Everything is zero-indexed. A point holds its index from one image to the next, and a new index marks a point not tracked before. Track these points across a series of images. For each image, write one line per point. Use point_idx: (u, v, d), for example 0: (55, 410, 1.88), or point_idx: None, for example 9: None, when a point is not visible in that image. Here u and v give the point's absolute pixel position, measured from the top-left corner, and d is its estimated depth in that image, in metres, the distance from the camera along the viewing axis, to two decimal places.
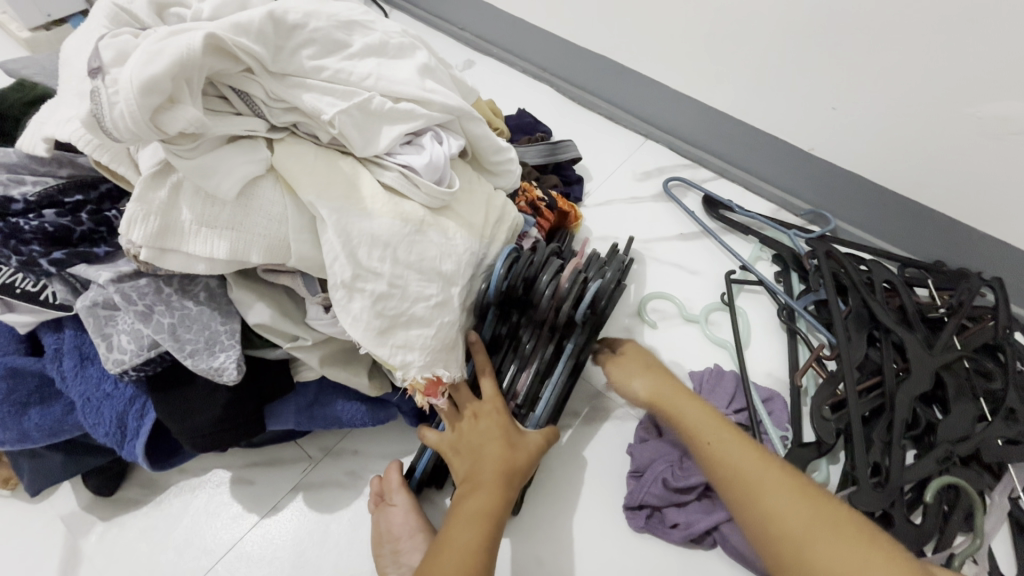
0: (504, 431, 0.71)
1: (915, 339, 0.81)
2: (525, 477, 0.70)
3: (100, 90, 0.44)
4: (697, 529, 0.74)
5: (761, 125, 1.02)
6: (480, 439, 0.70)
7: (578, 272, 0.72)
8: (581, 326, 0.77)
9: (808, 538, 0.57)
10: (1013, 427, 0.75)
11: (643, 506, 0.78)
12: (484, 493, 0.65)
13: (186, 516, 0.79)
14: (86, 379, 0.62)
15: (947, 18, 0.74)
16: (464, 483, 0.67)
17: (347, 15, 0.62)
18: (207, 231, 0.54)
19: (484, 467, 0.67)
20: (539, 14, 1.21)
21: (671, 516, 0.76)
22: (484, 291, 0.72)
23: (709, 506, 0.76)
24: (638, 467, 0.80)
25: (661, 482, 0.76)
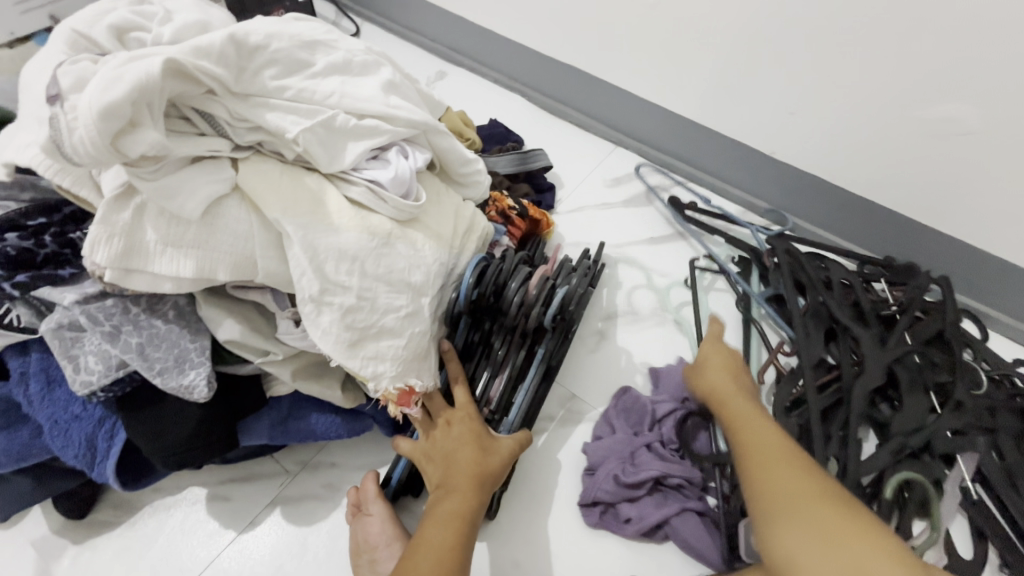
0: (476, 436, 0.73)
1: (870, 335, 0.84)
2: (498, 480, 0.72)
3: (59, 115, 0.44)
4: (649, 522, 0.76)
5: (723, 131, 1.06)
6: (453, 446, 0.72)
7: (546, 279, 0.74)
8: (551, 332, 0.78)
9: (794, 505, 0.59)
10: (961, 418, 0.78)
11: (597, 503, 0.80)
12: (457, 498, 0.67)
13: (161, 535, 0.78)
14: (53, 402, 0.62)
15: (889, 28, 0.78)
16: (438, 489, 0.69)
17: (310, 35, 0.64)
18: (173, 250, 0.54)
19: (457, 471, 0.69)
20: (507, 26, 1.23)
21: (624, 512, 0.78)
22: (454, 300, 0.74)
23: (660, 500, 0.78)
24: (592, 465, 0.83)
25: (613, 478, 0.79)
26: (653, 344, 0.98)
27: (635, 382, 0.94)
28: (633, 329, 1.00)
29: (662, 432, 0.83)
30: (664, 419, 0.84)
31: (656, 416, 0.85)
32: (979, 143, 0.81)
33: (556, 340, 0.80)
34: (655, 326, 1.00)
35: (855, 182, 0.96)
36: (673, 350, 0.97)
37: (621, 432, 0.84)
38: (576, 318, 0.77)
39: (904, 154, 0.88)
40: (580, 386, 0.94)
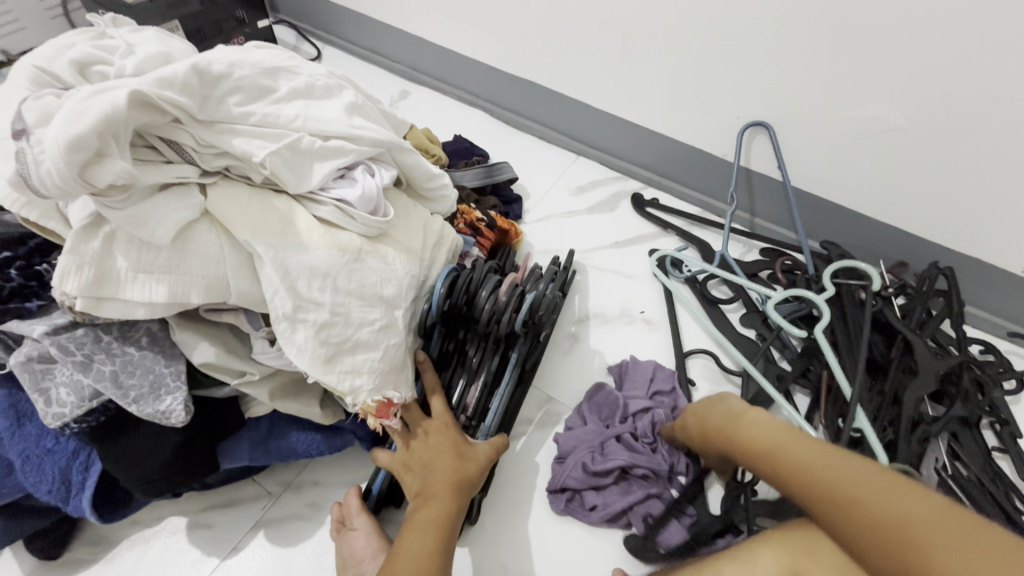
0: (454, 443, 0.75)
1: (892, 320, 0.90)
2: (476, 485, 0.74)
3: (25, 150, 0.45)
4: (613, 509, 0.80)
5: (677, 136, 1.12)
6: (432, 454, 0.74)
7: (514, 286, 0.77)
8: (524, 336, 0.81)
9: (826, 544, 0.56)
10: (965, 406, 0.83)
11: (565, 490, 0.83)
12: (437, 506, 0.68)
13: (141, 569, 0.77)
14: (23, 438, 0.61)
15: (817, 34, 0.85)
16: (417, 497, 0.71)
17: (273, 63, 0.66)
18: (144, 276, 0.55)
19: (435, 478, 0.71)
20: (466, 45, 1.27)
21: (589, 499, 0.81)
22: (427, 311, 0.76)
23: (625, 487, 0.82)
24: (562, 453, 0.86)
25: (581, 466, 0.82)
26: (625, 343, 1.02)
27: (610, 381, 0.97)
28: (604, 330, 1.03)
29: (635, 424, 0.86)
30: (638, 416, 0.88)
31: (628, 411, 0.88)
32: (902, 138, 0.88)
33: (528, 345, 0.83)
34: (626, 326, 1.04)
35: (798, 179, 1.03)
36: (644, 347, 1.01)
37: (589, 424, 0.88)
38: (546, 323, 0.79)
39: (840, 152, 0.95)
40: (555, 387, 0.97)
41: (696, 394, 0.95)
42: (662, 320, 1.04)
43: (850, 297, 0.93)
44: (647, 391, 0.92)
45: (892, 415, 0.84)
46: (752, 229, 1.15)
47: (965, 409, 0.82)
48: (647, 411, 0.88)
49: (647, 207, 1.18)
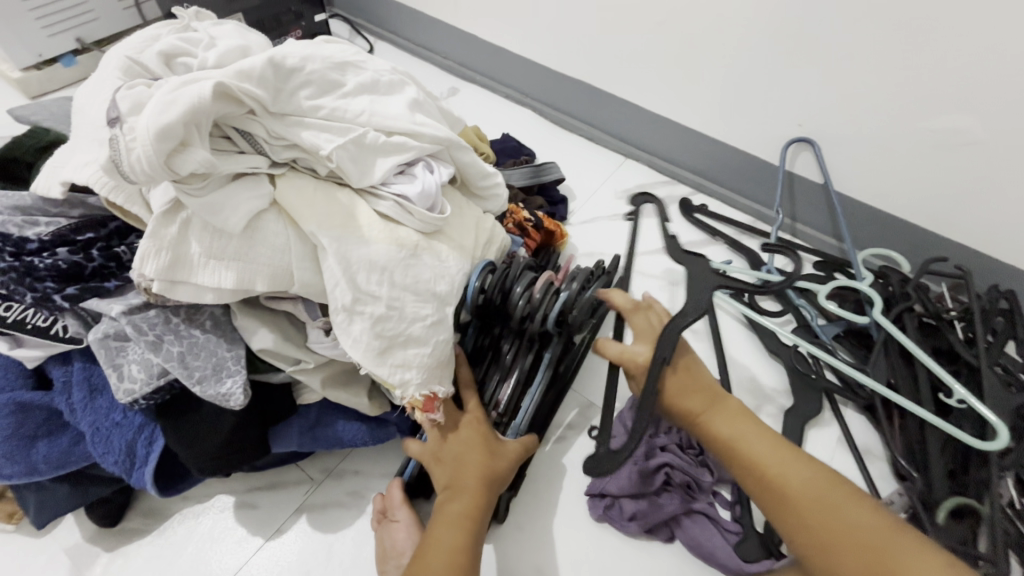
0: (484, 440, 0.74)
1: (958, 342, 0.86)
2: (506, 482, 0.73)
3: (118, 137, 0.47)
4: (653, 519, 0.79)
5: (734, 142, 1.09)
6: (462, 449, 0.73)
7: (551, 283, 0.74)
8: (558, 336, 0.79)
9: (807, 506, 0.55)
10: None
11: (604, 496, 0.82)
12: (466, 501, 0.68)
13: (190, 543, 0.80)
14: (95, 410, 0.64)
15: (894, 39, 0.81)
16: (445, 490, 0.70)
17: (341, 57, 0.67)
18: (215, 263, 0.57)
19: (465, 473, 0.70)
20: (518, 43, 1.27)
21: (628, 508, 0.80)
22: (462, 306, 0.75)
23: (666, 500, 0.81)
24: (604, 459, 0.84)
25: (623, 473, 0.81)
26: None
27: None
28: None
29: (681, 435, 0.85)
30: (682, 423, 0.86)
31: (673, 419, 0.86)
32: (980, 152, 0.84)
33: (561, 345, 0.80)
34: None
35: (861, 191, 0.99)
36: None
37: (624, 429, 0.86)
38: (579, 326, 0.76)
39: (910, 165, 0.91)
40: (596, 393, 0.95)
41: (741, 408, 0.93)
42: (707, 331, 1.02)
43: (910, 320, 0.89)
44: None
45: (956, 444, 0.81)
46: (793, 234, 1.13)
47: None
48: None
49: (695, 213, 1.15)
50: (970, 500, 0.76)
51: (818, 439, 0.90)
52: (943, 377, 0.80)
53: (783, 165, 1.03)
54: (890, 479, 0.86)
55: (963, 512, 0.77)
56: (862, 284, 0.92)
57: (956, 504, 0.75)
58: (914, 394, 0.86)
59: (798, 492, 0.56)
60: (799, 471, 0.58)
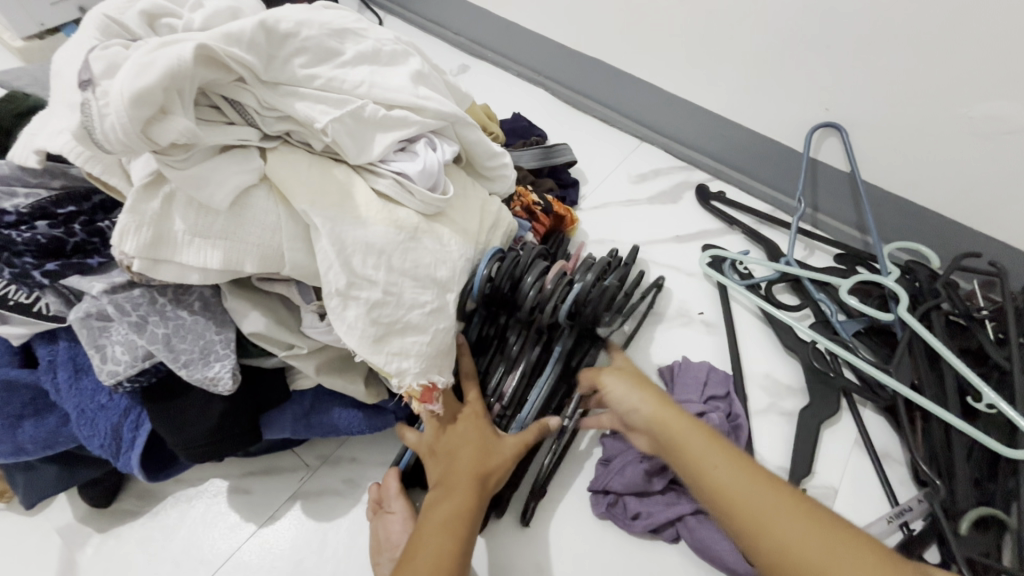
0: (481, 435, 0.71)
1: (991, 344, 0.81)
2: (502, 479, 0.69)
3: (90, 102, 0.44)
4: (659, 519, 0.75)
5: (756, 127, 1.03)
6: (456, 443, 0.70)
7: (563, 274, 0.72)
8: (568, 329, 0.75)
9: (780, 543, 0.49)
10: None
11: (608, 492, 0.79)
12: (457, 501, 0.64)
13: (183, 527, 0.78)
14: (80, 391, 0.62)
15: (938, 16, 0.75)
16: (437, 487, 0.66)
17: (340, 23, 0.62)
18: (200, 241, 0.53)
19: (457, 469, 0.67)
20: (533, 17, 1.21)
21: (632, 506, 0.77)
22: (468, 293, 0.71)
23: (672, 498, 0.77)
24: (609, 455, 0.81)
25: (629, 469, 0.77)
26: (679, 344, 0.96)
27: (660, 382, 0.91)
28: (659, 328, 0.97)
29: None
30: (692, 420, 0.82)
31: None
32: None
33: (573, 339, 0.76)
34: (682, 327, 0.97)
35: (891, 181, 0.93)
36: (699, 350, 0.95)
37: None
38: (592, 320, 0.73)
39: (945, 154, 0.85)
40: None
41: (754, 406, 0.89)
42: (721, 324, 0.97)
43: (938, 318, 0.84)
44: (702, 395, 0.85)
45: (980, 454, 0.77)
46: (813, 224, 1.07)
47: None
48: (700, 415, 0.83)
49: (712, 200, 1.10)
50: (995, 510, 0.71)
51: (834, 440, 0.86)
52: (971, 380, 0.76)
53: (808, 151, 0.97)
54: (909, 486, 0.82)
55: (988, 523, 0.72)
56: (887, 279, 0.87)
57: (981, 515, 0.71)
58: (942, 396, 0.80)
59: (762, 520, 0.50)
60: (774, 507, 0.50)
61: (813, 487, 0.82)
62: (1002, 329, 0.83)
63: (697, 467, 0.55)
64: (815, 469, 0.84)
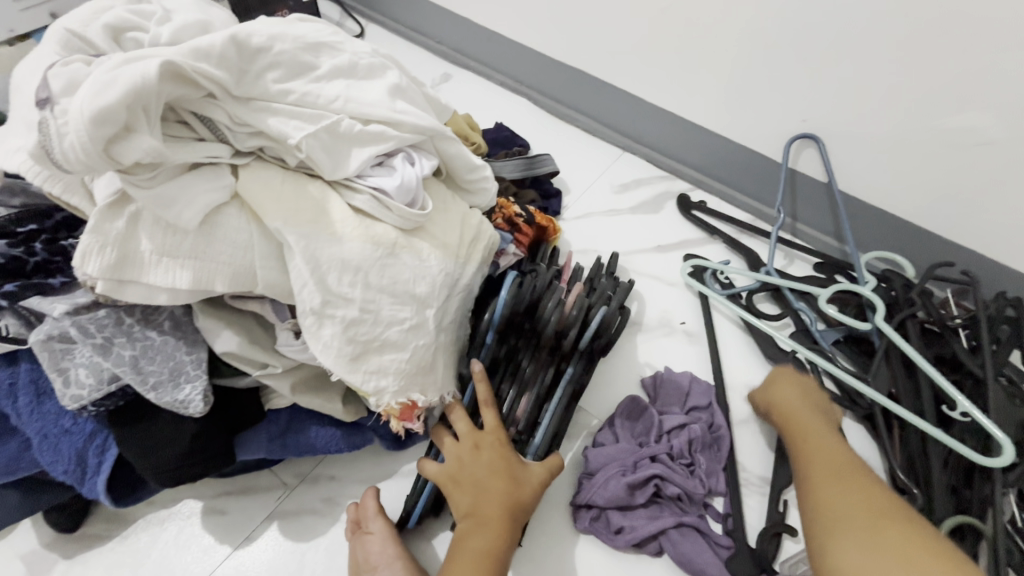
0: (507, 465, 0.69)
1: (965, 353, 0.82)
2: (529, 510, 0.69)
3: (48, 120, 0.42)
4: (641, 533, 0.74)
5: (735, 138, 1.04)
6: (483, 474, 0.68)
7: (583, 298, 0.70)
8: (584, 353, 0.75)
9: (830, 503, 0.67)
10: None
11: (591, 507, 0.78)
12: (492, 534, 0.64)
13: (154, 551, 0.76)
14: (42, 415, 0.59)
15: (909, 32, 0.76)
16: (467, 519, 0.66)
17: (315, 37, 0.61)
18: (169, 261, 0.52)
19: (487, 502, 0.66)
20: (515, 28, 1.21)
21: (615, 520, 0.76)
22: (488, 320, 0.71)
23: (655, 511, 0.77)
24: (591, 468, 0.80)
25: (612, 484, 0.76)
26: (662, 355, 0.96)
27: (643, 394, 0.91)
28: (642, 339, 0.97)
29: (671, 444, 0.81)
30: (673, 433, 0.82)
31: (663, 428, 0.83)
32: (995, 154, 0.79)
33: (584, 361, 0.76)
34: (664, 338, 0.98)
35: (866, 192, 0.94)
36: (681, 361, 0.95)
37: (608, 436, 0.83)
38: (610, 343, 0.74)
39: (918, 166, 0.87)
40: (588, 398, 0.91)
41: (736, 416, 0.89)
42: (703, 335, 0.98)
43: (913, 327, 0.85)
44: (684, 406, 0.87)
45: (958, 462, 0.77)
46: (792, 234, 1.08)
47: None
48: (681, 427, 0.83)
49: (693, 210, 1.10)
50: (971, 517, 0.72)
51: None
52: (945, 389, 0.77)
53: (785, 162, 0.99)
54: None
55: (964, 531, 0.73)
56: (864, 289, 0.88)
57: (956, 524, 0.72)
58: (921, 404, 0.81)
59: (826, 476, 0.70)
60: (845, 488, 0.67)
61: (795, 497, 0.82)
62: (974, 338, 0.84)
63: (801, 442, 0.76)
64: None
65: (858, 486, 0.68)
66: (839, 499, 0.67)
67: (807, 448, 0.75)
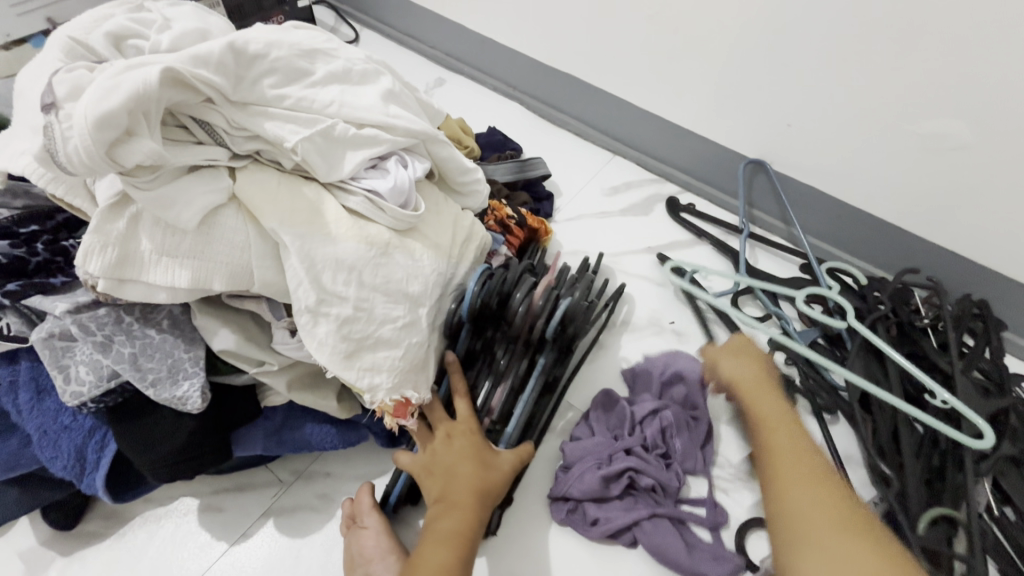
0: (477, 451, 0.71)
1: (934, 351, 0.85)
2: (499, 495, 0.71)
3: (53, 125, 0.44)
4: (616, 524, 0.76)
5: (721, 142, 1.06)
6: (453, 460, 0.71)
7: (551, 289, 0.73)
8: (554, 343, 0.76)
9: (784, 491, 0.66)
10: (1015, 445, 0.76)
11: (568, 499, 0.80)
12: (460, 515, 0.66)
13: (151, 547, 0.77)
14: (43, 412, 0.61)
15: (885, 40, 0.79)
16: (438, 504, 0.68)
17: (310, 44, 0.63)
18: (168, 260, 0.54)
19: (456, 486, 0.68)
20: (507, 33, 1.23)
21: (591, 512, 0.78)
22: (454, 311, 0.72)
23: (629, 504, 0.78)
24: (568, 462, 0.82)
25: (586, 476, 0.78)
26: (651, 354, 0.98)
27: (621, 387, 0.94)
28: (632, 338, 0.99)
29: (644, 434, 0.83)
30: (647, 420, 0.84)
31: (636, 419, 0.84)
32: (970, 157, 0.82)
33: (556, 352, 0.77)
34: (653, 337, 1.00)
35: (848, 194, 0.97)
36: None
37: (583, 431, 0.85)
38: (578, 333, 0.75)
39: (897, 170, 0.89)
40: (578, 396, 0.93)
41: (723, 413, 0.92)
42: (691, 333, 1.00)
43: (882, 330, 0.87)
44: (654, 392, 0.89)
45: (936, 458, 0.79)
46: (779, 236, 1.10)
47: (1015, 449, 0.76)
48: (653, 415, 0.85)
49: (682, 212, 1.13)
50: (946, 507, 0.74)
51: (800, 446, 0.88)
52: (924, 380, 0.79)
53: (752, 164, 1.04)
54: (870, 488, 0.84)
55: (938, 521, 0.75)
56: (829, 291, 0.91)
57: (932, 516, 0.73)
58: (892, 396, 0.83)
59: (778, 456, 0.69)
60: (802, 474, 0.66)
61: None
62: (941, 335, 0.88)
63: (761, 423, 0.75)
64: None
65: (817, 474, 0.66)
66: (791, 480, 0.66)
67: (762, 428, 0.74)
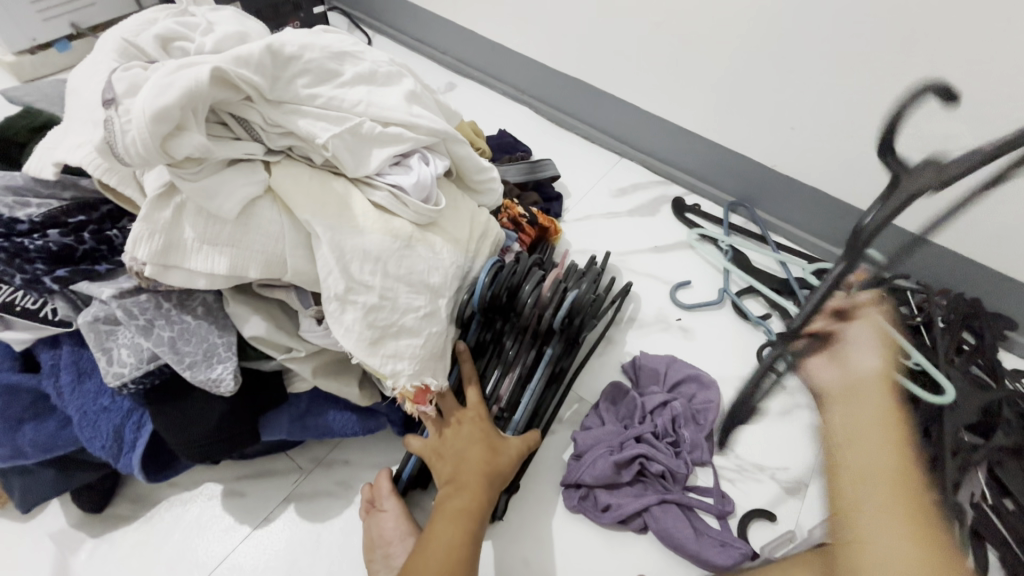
0: (486, 436, 0.74)
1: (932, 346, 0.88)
2: (506, 479, 0.74)
3: (113, 119, 0.47)
4: (626, 510, 0.79)
5: (726, 143, 1.09)
6: (462, 444, 0.73)
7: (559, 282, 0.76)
8: (561, 335, 0.79)
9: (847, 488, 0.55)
10: (1010, 436, 0.79)
11: (579, 486, 0.83)
12: (468, 496, 0.69)
13: (177, 530, 0.80)
14: (83, 394, 0.64)
15: (884, 44, 0.82)
16: (448, 485, 0.71)
17: (339, 47, 0.67)
18: (208, 248, 0.57)
19: (466, 468, 0.71)
20: (517, 39, 1.27)
21: (603, 499, 0.81)
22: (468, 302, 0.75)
23: (640, 491, 0.81)
24: (580, 450, 0.85)
25: (597, 463, 0.81)
26: (658, 349, 1.01)
27: (624, 379, 0.97)
28: (640, 333, 1.02)
29: (655, 423, 0.86)
30: (657, 411, 0.88)
31: (646, 409, 0.87)
32: None
33: (563, 344, 0.80)
34: (660, 332, 1.03)
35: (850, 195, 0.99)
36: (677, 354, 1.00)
37: (594, 420, 0.88)
38: (585, 325, 0.78)
39: None
40: (588, 389, 0.96)
41: (729, 406, 0.94)
42: (697, 329, 1.03)
43: None
44: (665, 384, 0.93)
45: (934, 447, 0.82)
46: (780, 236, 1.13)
47: (1011, 438, 0.79)
48: (664, 406, 0.88)
49: (687, 213, 1.16)
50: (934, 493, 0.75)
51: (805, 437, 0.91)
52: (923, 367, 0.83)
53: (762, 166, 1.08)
54: None
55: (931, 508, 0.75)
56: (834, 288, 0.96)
57: None
58: None
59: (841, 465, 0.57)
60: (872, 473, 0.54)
61: (785, 481, 0.87)
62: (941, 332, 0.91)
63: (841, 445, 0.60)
64: (787, 463, 0.88)
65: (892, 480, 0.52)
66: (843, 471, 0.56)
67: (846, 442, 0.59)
